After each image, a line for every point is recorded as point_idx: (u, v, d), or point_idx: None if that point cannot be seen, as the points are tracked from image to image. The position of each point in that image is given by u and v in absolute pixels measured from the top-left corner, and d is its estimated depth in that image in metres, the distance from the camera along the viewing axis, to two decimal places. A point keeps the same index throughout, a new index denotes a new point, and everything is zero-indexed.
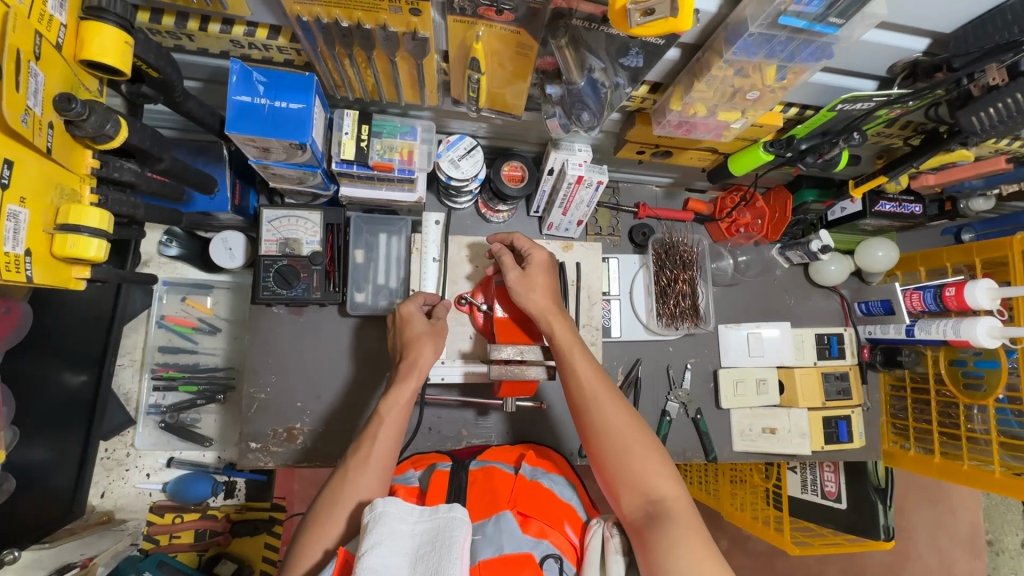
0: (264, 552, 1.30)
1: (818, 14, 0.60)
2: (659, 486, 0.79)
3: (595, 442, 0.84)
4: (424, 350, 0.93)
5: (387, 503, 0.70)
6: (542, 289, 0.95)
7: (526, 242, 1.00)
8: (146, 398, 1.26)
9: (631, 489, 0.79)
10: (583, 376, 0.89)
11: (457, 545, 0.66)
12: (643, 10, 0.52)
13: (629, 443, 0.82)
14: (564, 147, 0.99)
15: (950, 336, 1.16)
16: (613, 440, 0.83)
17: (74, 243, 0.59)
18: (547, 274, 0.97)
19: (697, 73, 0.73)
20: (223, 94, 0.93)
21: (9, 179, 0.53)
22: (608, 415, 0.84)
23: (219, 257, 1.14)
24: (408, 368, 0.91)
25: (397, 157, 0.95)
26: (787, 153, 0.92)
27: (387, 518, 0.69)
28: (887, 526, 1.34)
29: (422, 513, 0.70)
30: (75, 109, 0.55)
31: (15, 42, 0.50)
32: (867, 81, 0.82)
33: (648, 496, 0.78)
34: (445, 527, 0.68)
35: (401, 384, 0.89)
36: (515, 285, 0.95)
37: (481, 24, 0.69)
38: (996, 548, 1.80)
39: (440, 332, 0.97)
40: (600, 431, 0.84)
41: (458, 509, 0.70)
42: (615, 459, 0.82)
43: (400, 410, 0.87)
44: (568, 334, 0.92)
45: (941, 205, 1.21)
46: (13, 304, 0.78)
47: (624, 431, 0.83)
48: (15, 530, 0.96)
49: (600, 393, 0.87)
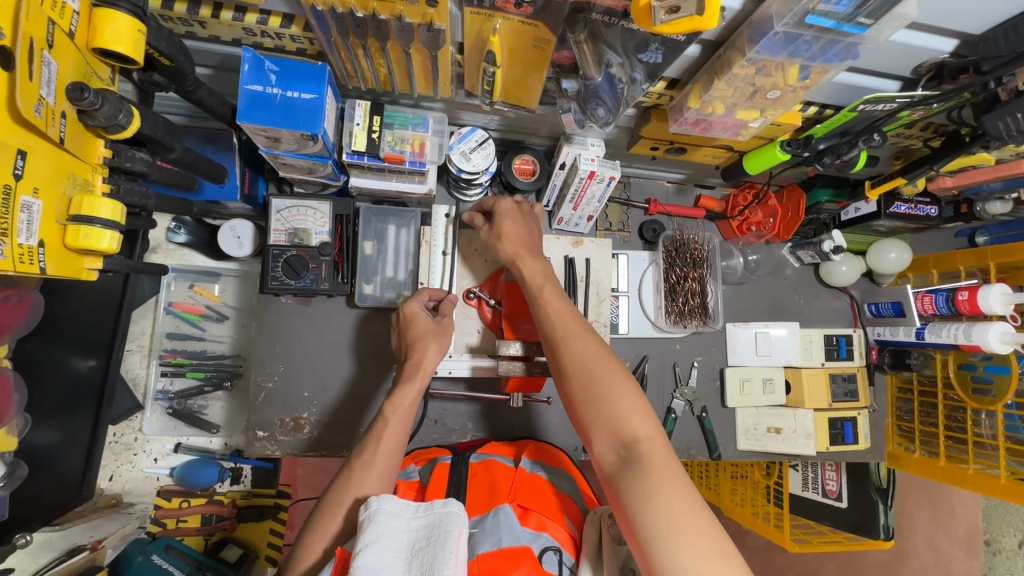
0: (270, 537, 1.31)
1: (847, 14, 0.58)
2: (630, 426, 0.74)
3: (565, 383, 0.80)
4: (428, 351, 0.93)
5: (381, 501, 0.71)
6: (510, 233, 0.98)
7: (489, 197, 1.03)
8: (153, 383, 1.26)
9: (602, 430, 0.75)
10: (553, 311, 0.86)
11: (453, 540, 0.66)
12: (667, 8, 0.51)
13: (598, 382, 0.77)
14: (577, 142, 0.98)
15: (961, 341, 1.16)
16: (580, 380, 0.79)
17: (86, 235, 0.59)
18: (514, 219, 1.00)
19: (717, 71, 0.72)
20: (234, 81, 0.91)
21: (22, 169, 0.52)
22: (577, 353, 0.80)
23: (227, 246, 1.13)
24: (413, 369, 0.91)
25: (409, 149, 0.95)
26: (804, 152, 0.91)
27: (382, 516, 0.69)
28: (887, 525, 1.35)
29: (418, 509, 0.71)
30: (88, 99, 0.54)
31: (28, 29, 0.49)
32: (889, 82, 0.80)
33: (620, 437, 0.74)
34: (440, 522, 0.68)
35: (405, 385, 0.89)
36: (489, 241, 1.00)
37: (498, 17, 0.68)
38: (993, 548, 1.72)
39: (445, 330, 0.97)
40: (569, 370, 0.80)
41: (454, 503, 0.71)
42: (584, 399, 0.78)
43: (405, 412, 0.87)
44: (540, 273, 0.92)
45: (956, 207, 1.20)
46: (24, 293, 0.78)
47: (593, 365, 0.79)
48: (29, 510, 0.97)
49: (570, 329, 0.84)
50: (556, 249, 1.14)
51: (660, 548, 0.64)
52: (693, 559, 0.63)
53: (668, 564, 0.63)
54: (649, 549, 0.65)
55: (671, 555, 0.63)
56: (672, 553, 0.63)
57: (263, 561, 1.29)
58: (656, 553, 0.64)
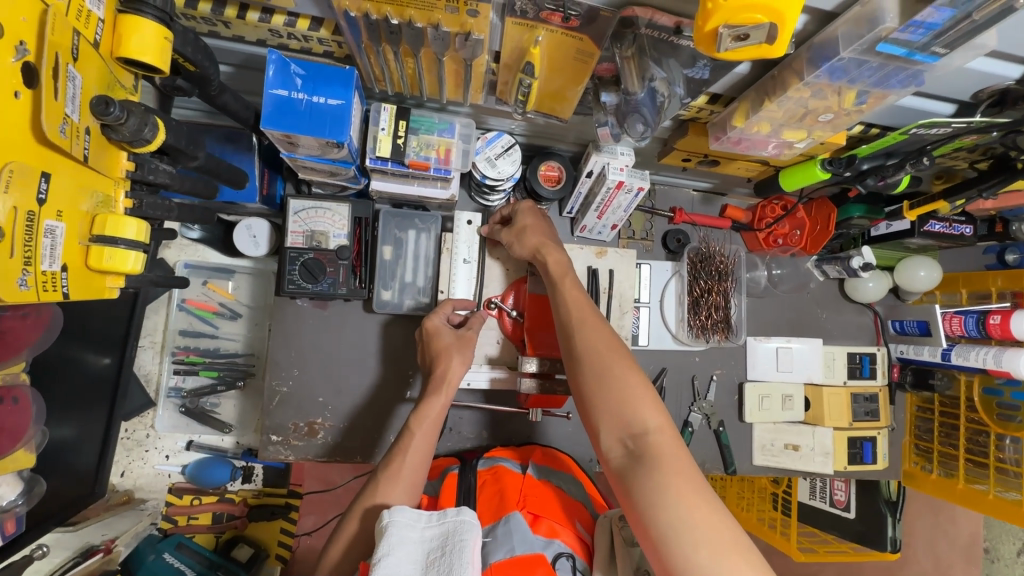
0: (280, 536, 1.32)
1: (922, 43, 0.57)
2: (640, 417, 0.71)
3: (575, 373, 0.78)
4: (452, 364, 0.92)
5: (393, 512, 0.67)
6: (532, 229, 0.98)
7: (508, 203, 1.03)
8: (166, 380, 1.25)
9: (610, 422, 0.72)
10: (570, 299, 0.86)
11: (470, 549, 0.63)
12: (735, 36, 0.50)
13: (609, 371, 0.75)
14: (606, 150, 0.91)
15: (990, 365, 1.13)
16: (591, 368, 0.76)
17: (111, 257, 0.57)
18: (535, 216, 1.00)
19: (768, 92, 0.71)
20: (256, 80, 0.88)
21: (46, 193, 0.50)
22: (590, 339, 0.79)
23: (243, 244, 1.11)
24: (438, 382, 0.91)
25: (434, 155, 0.90)
26: (846, 172, 0.86)
27: (395, 527, 0.66)
28: (894, 538, 1.34)
29: (430, 518, 0.67)
30: (114, 113, 0.52)
31: (54, 45, 0.48)
32: (944, 105, 0.78)
33: (629, 429, 0.71)
34: (454, 531, 0.65)
35: (433, 398, 0.89)
36: (509, 241, 1.00)
37: (541, 28, 0.66)
38: (990, 555, 1.48)
39: (468, 342, 0.96)
40: (580, 358, 0.78)
41: (467, 512, 0.68)
42: (592, 388, 0.75)
43: (431, 425, 0.86)
44: (561, 262, 0.92)
45: (991, 225, 1.16)
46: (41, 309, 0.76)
47: (604, 352, 0.77)
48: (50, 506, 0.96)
49: (584, 316, 0.83)
50: (579, 259, 1.11)
51: (672, 545, 0.61)
52: (707, 557, 0.60)
53: (681, 561, 0.60)
54: (662, 547, 0.62)
55: (685, 553, 0.60)
56: (686, 552, 0.60)
57: (273, 559, 1.31)
58: (669, 550, 0.61)
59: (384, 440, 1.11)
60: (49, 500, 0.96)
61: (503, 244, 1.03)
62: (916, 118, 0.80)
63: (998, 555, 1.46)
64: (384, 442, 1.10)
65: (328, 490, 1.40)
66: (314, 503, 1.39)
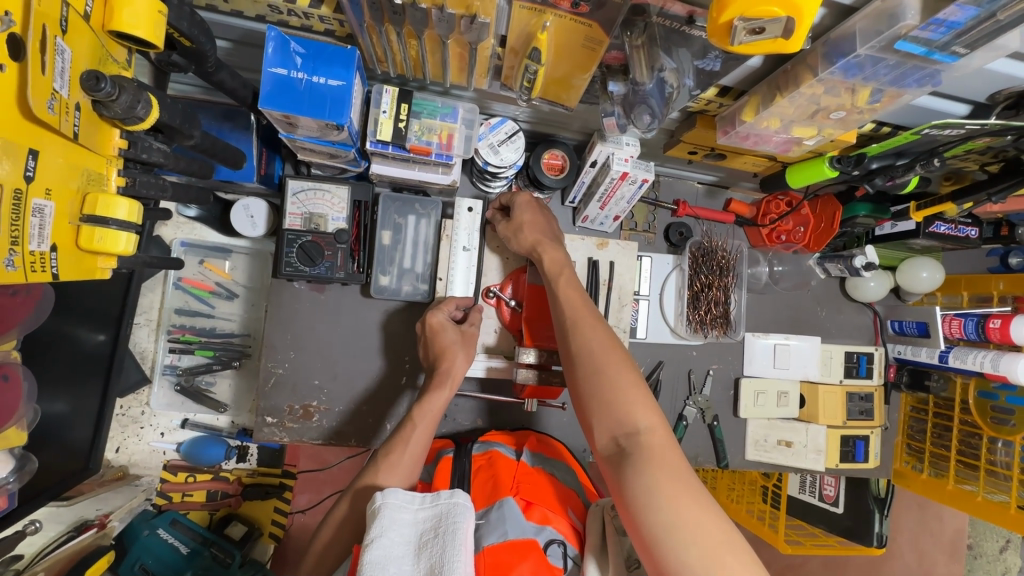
0: (273, 515, 1.35)
1: (942, 42, 0.56)
2: (632, 417, 0.71)
3: (572, 369, 0.78)
4: (456, 361, 0.94)
5: (385, 495, 0.66)
6: (530, 224, 0.97)
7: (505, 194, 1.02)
8: (161, 359, 1.25)
9: (605, 421, 0.72)
10: (566, 296, 0.85)
11: (462, 532, 0.62)
12: (750, 29, 0.50)
13: (603, 370, 0.75)
14: (611, 139, 0.88)
15: (986, 369, 1.12)
16: (587, 366, 0.76)
17: (101, 237, 0.62)
18: (533, 210, 0.98)
19: (780, 86, 0.70)
20: (254, 57, 0.85)
21: (34, 170, 0.54)
22: (586, 337, 0.78)
23: (240, 224, 1.09)
24: (443, 377, 0.93)
25: (436, 140, 0.88)
26: (854, 171, 0.85)
27: (388, 510, 0.65)
28: (881, 534, 1.32)
29: (423, 500, 0.66)
30: (104, 89, 0.54)
31: (40, 17, 0.49)
32: (958, 105, 0.77)
33: (621, 428, 0.71)
34: (447, 514, 0.64)
35: (435, 392, 0.91)
36: (508, 235, 0.99)
37: (549, 13, 0.65)
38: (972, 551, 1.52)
39: (469, 339, 0.98)
40: (576, 356, 0.78)
41: (460, 494, 0.66)
42: (587, 387, 0.75)
43: (431, 419, 0.88)
44: (557, 257, 0.92)
45: (996, 228, 1.12)
46: (30, 288, 0.77)
47: (600, 350, 0.77)
48: (47, 476, 0.96)
49: (580, 313, 0.82)
50: (579, 249, 1.09)
51: (663, 545, 0.61)
52: (698, 558, 0.60)
53: (671, 561, 0.61)
54: (653, 546, 0.62)
55: (675, 553, 0.60)
56: (675, 551, 0.60)
57: (266, 538, 1.34)
58: (661, 550, 0.61)
59: (379, 426, 1.11)
60: (47, 473, 0.96)
61: (501, 236, 1.02)
62: (929, 118, 0.79)
63: (980, 551, 1.49)
64: (379, 427, 1.11)
65: (323, 469, 1.41)
66: (308, 482, 1.40)
